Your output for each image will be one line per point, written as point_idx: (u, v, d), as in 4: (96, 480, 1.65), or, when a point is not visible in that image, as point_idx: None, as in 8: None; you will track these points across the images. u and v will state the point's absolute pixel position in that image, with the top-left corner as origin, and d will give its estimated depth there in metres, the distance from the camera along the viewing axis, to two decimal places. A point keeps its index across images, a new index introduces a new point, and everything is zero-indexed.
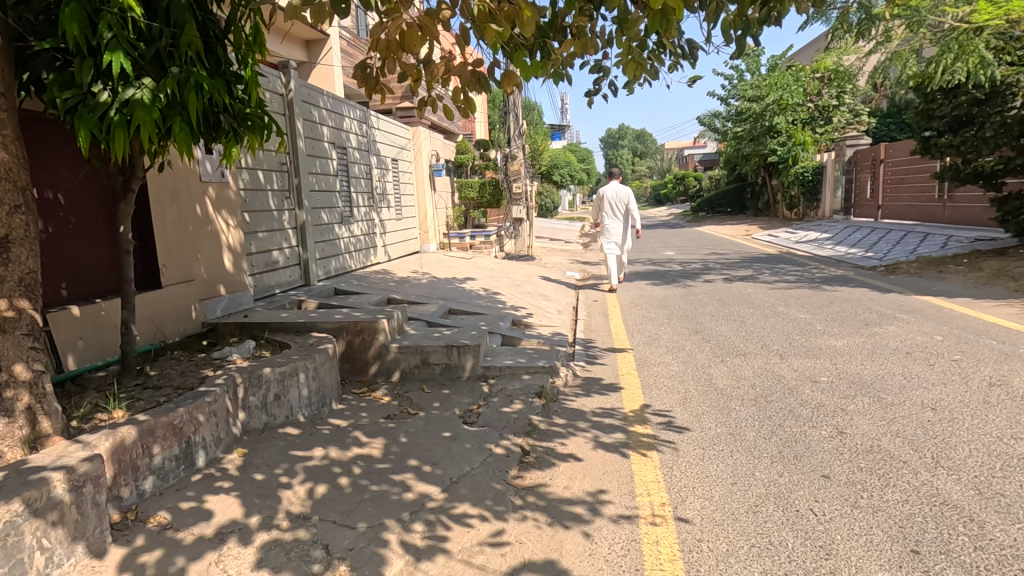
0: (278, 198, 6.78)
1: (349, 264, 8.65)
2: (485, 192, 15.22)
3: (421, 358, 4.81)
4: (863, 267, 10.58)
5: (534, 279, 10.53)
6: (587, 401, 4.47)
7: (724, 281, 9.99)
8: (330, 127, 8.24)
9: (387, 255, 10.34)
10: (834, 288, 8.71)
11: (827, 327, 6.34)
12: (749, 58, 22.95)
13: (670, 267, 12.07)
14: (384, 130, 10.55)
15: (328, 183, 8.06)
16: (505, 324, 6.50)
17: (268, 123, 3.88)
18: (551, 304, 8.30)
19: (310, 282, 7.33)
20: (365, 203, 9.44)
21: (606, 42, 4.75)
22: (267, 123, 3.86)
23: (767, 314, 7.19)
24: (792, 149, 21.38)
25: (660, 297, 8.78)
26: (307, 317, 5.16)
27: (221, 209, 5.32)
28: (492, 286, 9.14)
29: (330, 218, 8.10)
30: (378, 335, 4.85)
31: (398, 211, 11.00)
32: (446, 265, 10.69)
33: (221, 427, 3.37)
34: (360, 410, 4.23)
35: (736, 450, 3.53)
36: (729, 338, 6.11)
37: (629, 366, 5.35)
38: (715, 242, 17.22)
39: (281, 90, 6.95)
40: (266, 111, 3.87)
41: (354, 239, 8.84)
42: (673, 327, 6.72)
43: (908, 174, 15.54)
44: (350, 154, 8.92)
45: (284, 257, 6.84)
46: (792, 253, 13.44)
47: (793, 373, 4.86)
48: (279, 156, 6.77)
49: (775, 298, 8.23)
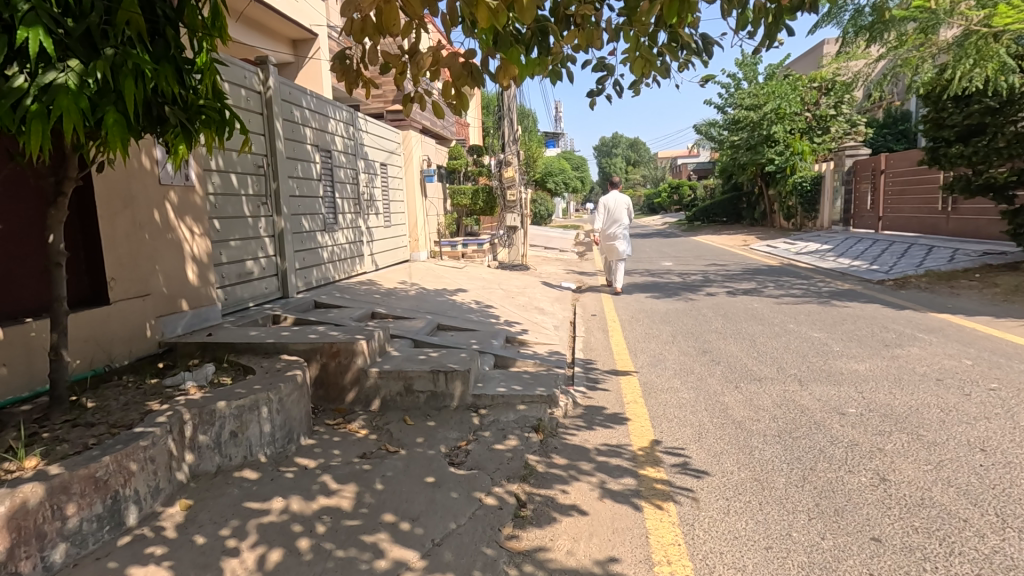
0: (254, 203, 6.25)
1: (332, 274, 8.12)
2: (478, 200, 14.89)
3: (404, 385, 4.29)
4: (870, 281, 10.18)
5: (529, 290, 10.03)
6: (590, 435, 3.97)
7: (728, 294, 9.55)
8: (313, 129, 7.72)
9: (374, 264, 9.83)
10: (844, 304, 8.28)
11: (845, 348, 5.89)
12: (746, 66, 22.73)
13: (669, 278, 11.62)
14: (372, 133, 10.06)
15: (310, 187, 7.54)
16: (498, 343, 6.01)
17: (228, 118, 3.37)
18: (547, 318, 7.81)
19: (289, 294, 6.80)
20: (351, 210, 8.93)
21: (612, 34, 4.26)
22: (226, 118, 3.35)
23: (777, 332, 6.73)
24: (790, 158, 21.10)
25: (662, 311, 8.32)
26: (277, 336, 4.62)
27: (184, 215, 4.80)
28: (484, 298, 8.63)
29: (312, 226, 7.58)
30: (356, 358, 4.33)
31: (387, 217, 10.49)
32: (436, 275, 10.16)
33: (161, 474, 2.85)
34: (332, 447, 3.71)
35: (765, 502, 3.05)
36: (741, 360, 5.65)
37: (634, 392, 4.86)
38: (713, 253, 16.85)
39: (259, 87, 6.42)
40: (225, 105, 3.37)
41: (338, 247, 8.33)
42: (679, 346, 6.24)
43: (910, 185, 15.22)
44: (335, 157, 8.41)
45: (259, 267, 6.31)
46: (794, 265, 13.06)
47: (817, 403, 4.39)
48: (255, 158, 6.25)
49: (784, 314, 7.78)
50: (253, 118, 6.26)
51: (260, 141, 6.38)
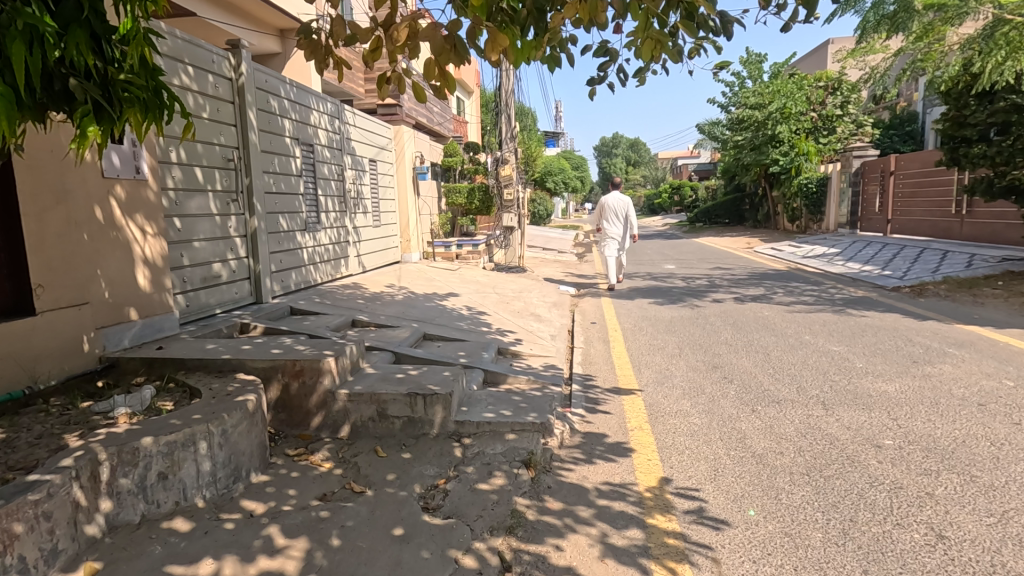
0: (222, 200, 5.70)
1: (313, 277, 7.59)
2: (474, 199, 14.14)
3: (377, 409, 3.75)
4: (884, 288, 9.67)
5: (525, 295, 9.50)
6: (589, 471, 3.43)
7: (736, 301, 9.02)
8: (293, 121, 7.17)
9: (361, 266, 9.30)
10: (860, 312, 7.76)
11: (869, 365, 5.37)
12: (750, 64, 22.20)
13: (673, 283, 11.09)
14: (361, 127, 9.51)
15: (289, 184, 7.00)
16: (489, 356, 5.47)
17: (159, 98, 2.79)
18: (542, 327, 7.26)
19: (262, 299, 6.27)
20: (335, 208, 8.39)
21: (620, 10, 3.61)
22: (157, 98, 2.78)
23: (792, 345, 6.22)
24: (795, 159, 20.65)
25: (667, 319, 7.79)
26: (235, 351, 4.08)
27: (133, 213, 4.26)
28: (477, 304, 8.09)
29: (290, 225, 7.04)
30: (323, 379, 3.79)
31: (375, 216, 9.95)
32: (427, 278, 9.61)
33: (61, 533, 2.32)
34: (288, 485, 3.18)
35: (801, 567, 2.51)
36: (756, 378, 5.11)
37: (638, 416, 4.33)
38: (717, 255, 16.35)
39: (230, 74, 5.87)
40: (157, 83, 2.80)
41: (319, 248, 7.81)
42: (688, 360, 5.71)
43: (921, 187, 14.70)
44: (318, 152, 7.86)
45: (227, 271, 5.78)
46: (801, 270, 12.57)
47: (848, 432, 3.86)
48: (224, 151, 5.70)
49: (797, 324, 7.25)
50: (223, 107, 5.71)
51: (230, 132, 5.83)
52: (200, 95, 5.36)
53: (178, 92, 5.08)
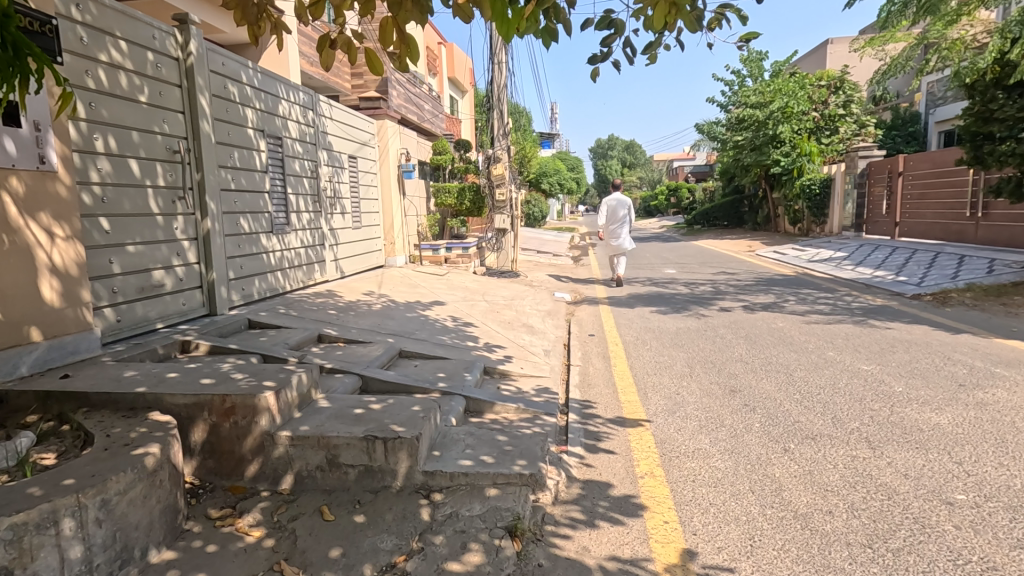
0: (166, 198, 4.94)
1: (280, 284, 6.85)
2: (464, 199, 13.14)
3: (326, 456, 3.02)
4: (903, 296, 9.00)
5: (517, 303, 8.75)
6: (592, 539, 2.70)
7: (745, 310, 8.31)
8: (257, 110, 6.42)
9: (339, 271, 8.56)
10: (883, 323, 7.07)
11: (910, 389, 4.66)
12: (751, 61, 21.56)
13: (675, 289, 10.36)
14: (340, 120, 8.77)
15: (251, 181, 6.24)
16: (472, 379, 4.74)
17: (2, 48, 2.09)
18: (534, 340, 6.51)
19: (217, 310, 5.51)
20: (308, 208, 7.64)
21: None
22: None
23: (816, 363, 5.51)
24: (796, 160, 20.04)
25: (672, 331, 7.05)
26: (156, 381, 3.32)
27: (36, 212, 3.51)
28: (463, 314, 7.34)
29: (253, 227, 6.29)
30: (258, 418, 3.03)
31: (355, 217, 9.20)
32: (410, 285, 8.86)
33: None
34: (197, 566, 2.43)
35: None
36: (782, 406, 4.39)
37: (649, 456, 3.60)
38: (717, 259, 15.69)
39: (177, 52, 5.11)
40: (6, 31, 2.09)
41: (288, 252, 7.06)
42: (702, 383, 4.98)
43: (932, 188, 14.07)
44: (287, 146, 7.09)
45: (173, 279, 5.03)
46: (810, 275, 11.90)
47: (909, 483, 3.14)
48: (168, 141, 4.94)
49: (817, 337, 6.53)
50: (167, 90, 4.96)
51: (177, 120, 5.06)
52: (136, 75, 4.61)
53: (106, 70, 4.32)
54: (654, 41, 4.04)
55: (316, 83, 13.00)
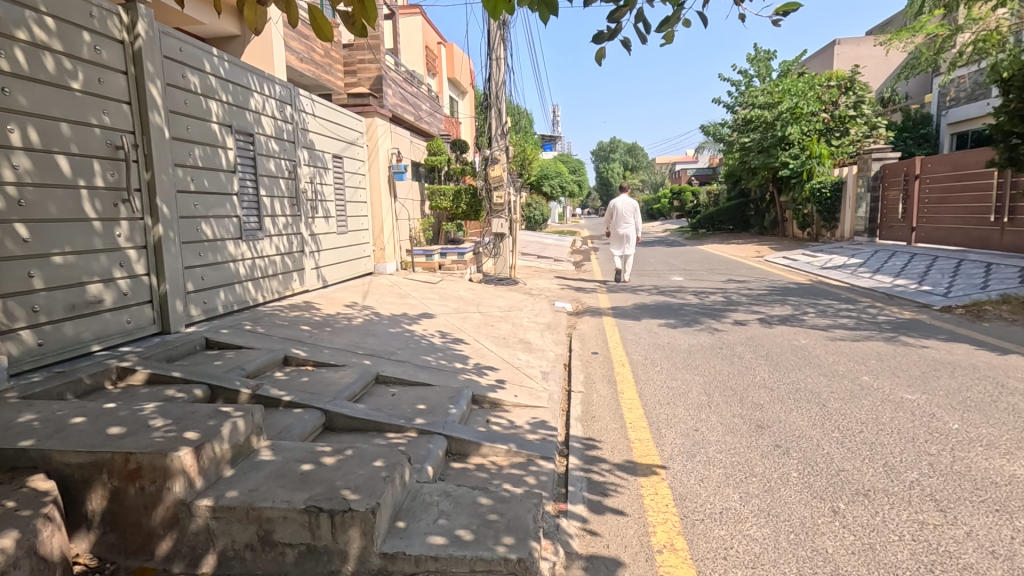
0: (107, 200, 4.28)
1: (250, 296, 6.20)
2: (460, 203, 12.49)
3: (257, 533, 2.36)
4: (931, 308, 8.33)
5: (514, 314, 8.08)
6: None
7: (761, 323, 7.62)
8: (223, 103, 5.76)
9: (321, 279, 7.92)
10: (917, 341, 6.38)
11: (969, 426, 3.96)
12: (759, 61, 20.91)
13: (683, 299, 9.70)
14: (323, 117, 8.14)
15: (215, 182, 5.60)
16: (456, 414, 4.08)
17: None
18: (532, 360, 5.84)
19: (169, 328, 4.85)
20: (285, 211, 7.00)
21: None
22: None
23: (852, 390, 4.83)
24: (806, 162, 19.34)
25: (684, 348, 6.37)
26: (53, 429, 2.66)
27: None
28: (453, 329, 6.68)
29: (218, 233, 5.63)
30: (171, 487, 2.35)
31: (339, 221, 8.55)
32: (399, 294, 8.21)
33: None
34: None
35: None
36: (822, 449, 3.71)
37: (668, 519, 2.94)
38: (726, 265, 15.03)
39: (122, 34, 4.46)
40: None
41: (260, 261, 6.42)
42: (723, 417, 4.30)
43: (953, 192, 13.44)
44: (261, 144, 6.45)
45: (115, 294, 4.37)
46: (826, 283, 11.25)
47: (1001, 565, 2.47)
48: (109, 135, 4.29)
49: (846, 357, 5.85)
50: (108, 76, 4.32)
51: (120, 111, 4.42)
52: (67, 58, 3.97)
53: (27, 50, 3.69)
54: (671, 15, 3.40)
55: (305, 79, 12.39)
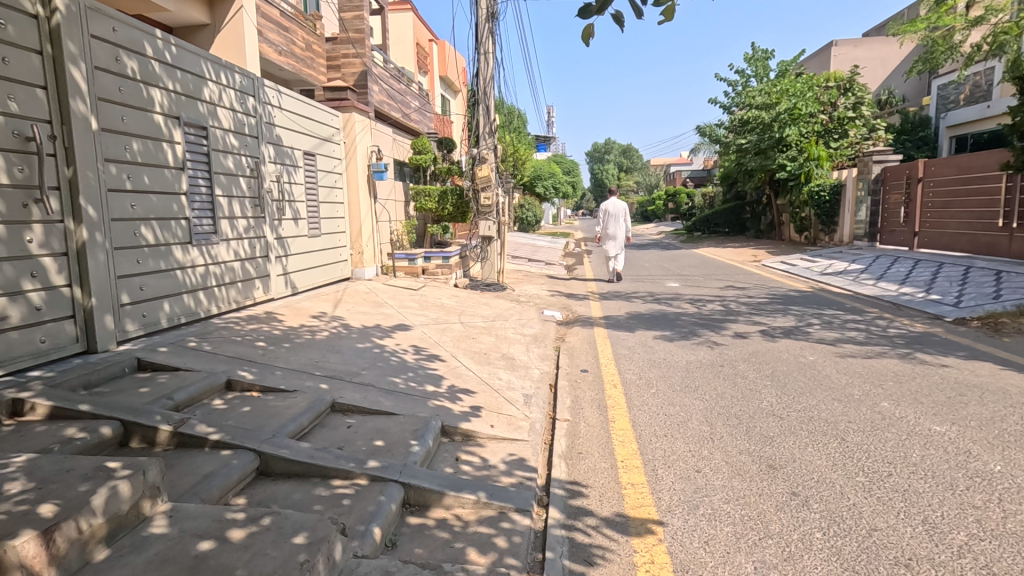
0: (13, 200, 3.66)
1: (202, 307, 5.60)
2: (446, 204, 11.81)
3: None
4: (943, 320, 7.81)
5: (498, 325, 7.49)
6: None
7: (764, 336, 7.06)
8: (169, 92, 5.16)
9: (288, 286, 7.32)
10: (935, 358, 5.84)
11: (1014, 469, 3.41)
12: (756, 61, 20.44)
13: (680, 307, 9.14)
14: (292, 110, 7.53)
15: (158, 180, 5.00)
16: (418, 453, 3.48)
17: None
18: (513, 380, 5.24)
19: (96, 347, 4.24)
20: (247, 213, 6.40)
21: None
22: None
23: (872, 420, 4.26)
24: (804, 164, 18.86)
25: (682, 366, 5.81)
26: None
27: None
28: (430, 343, 6.08)
29: (160, 237, 5.02)
30: None
31: (311, 223, 7.96)
32: (373, 303, 7.60)
33: None
34: None
35: None
36: (847, 499, 3.14)
37: None
38: (723, 270, 14.49)
39: (35, 7, 3.84)
40: None
41: (215, 267, 5.81)
42: (729, 454, 3.72)
43: (958, 196, 13.04)
44: (216, 138, 5.84)
45: (25, 309, 3.74)
46: (828, 291, 10.72)
47: None
48: (17, 124, 3.68)
49: (861, 378, 5.29)
50: (17, 55, 3.71)
51: (33, 96, 3.80)
52: None
53: None
54: None
55: (284, 73, 11.79)
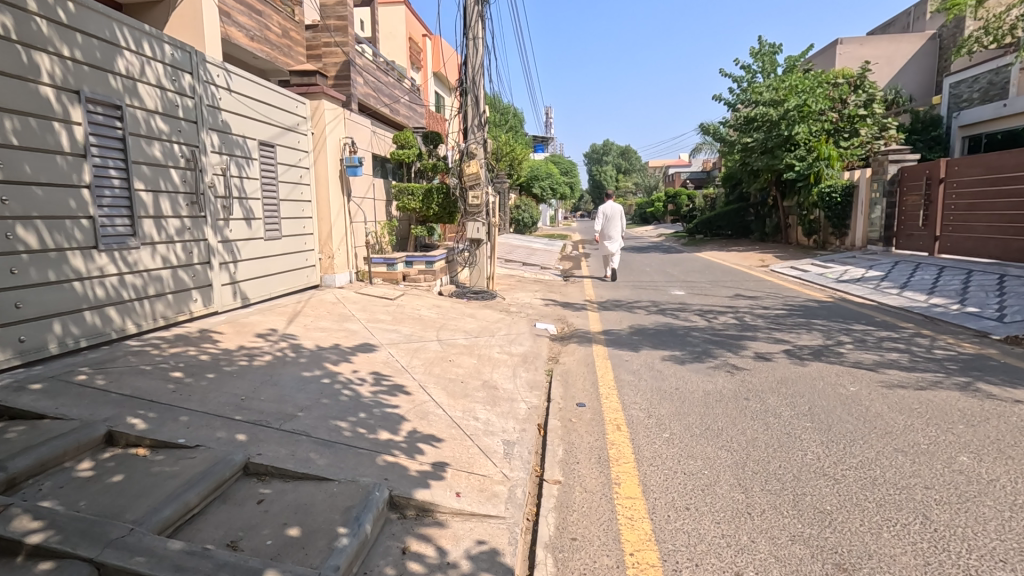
0: None
1: (113, 326, 4.58)
2: (430, 204, 10.74)
3: None
4: (993, 338, 6.81)
5: (482, 343, 6.45)
6: None
7: (791, 358, 6.05)
8: (63, 59, 4.13)
9: (237, 297, 6.29)
10: (1002, 391, 4.84)
11: None
12: (763, 56, 19.50)
13: (688, 320, 8.14)
14: (244, 92, 6.51)
15: (47, 168, 3.98)
16: (346, 550, 2.45)
17: None
18: (492, 421, 4.21)
19: None
20: (180, 212, 5.37)
21: None
22: None
23: (956, 487, 3.25)
24: (814, 164, 17.87)
25: (699, 399, 4.79)
26: None
27: None
28: (397, 368, 5.05)
29: (47, 240, 3.99)
30: None
31: (269, 224, 6.93)
32: (338, 317, 6.58)
33: None
34: None
35: None
36: None
37: None
38: (731, 276, 13.51)
39: None
40: None
41: (131, 275, 4.77)
42: (777, 544, 2.71)
43: (986, 198, 12.07)
44: (135, 120, 4.82)
45: None
46: (849, 302, 9.73)
47: None
48: None
49: (922, 419, 4.28)
50: None
51: None
52: None
53: None
54: None
55: (256, 61, 10.78)
